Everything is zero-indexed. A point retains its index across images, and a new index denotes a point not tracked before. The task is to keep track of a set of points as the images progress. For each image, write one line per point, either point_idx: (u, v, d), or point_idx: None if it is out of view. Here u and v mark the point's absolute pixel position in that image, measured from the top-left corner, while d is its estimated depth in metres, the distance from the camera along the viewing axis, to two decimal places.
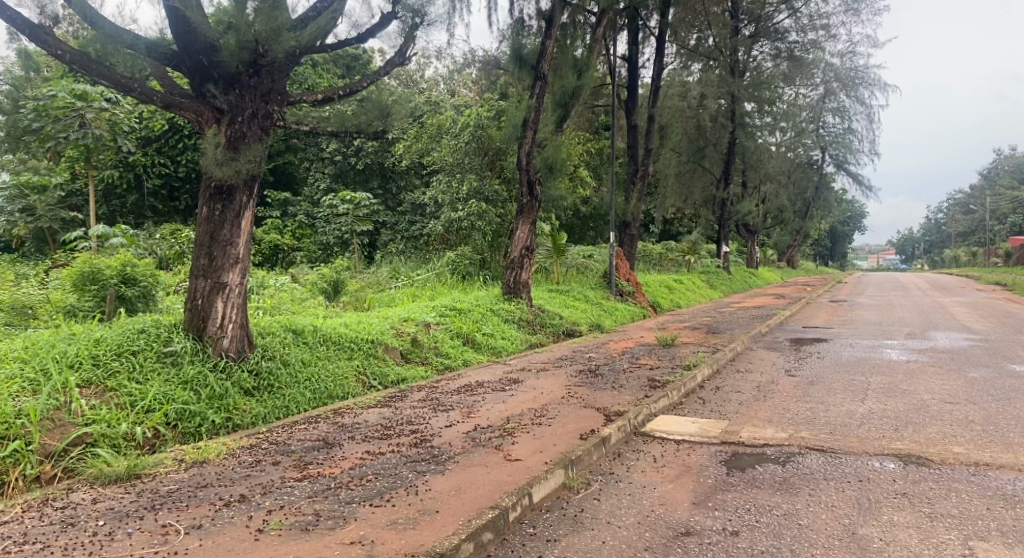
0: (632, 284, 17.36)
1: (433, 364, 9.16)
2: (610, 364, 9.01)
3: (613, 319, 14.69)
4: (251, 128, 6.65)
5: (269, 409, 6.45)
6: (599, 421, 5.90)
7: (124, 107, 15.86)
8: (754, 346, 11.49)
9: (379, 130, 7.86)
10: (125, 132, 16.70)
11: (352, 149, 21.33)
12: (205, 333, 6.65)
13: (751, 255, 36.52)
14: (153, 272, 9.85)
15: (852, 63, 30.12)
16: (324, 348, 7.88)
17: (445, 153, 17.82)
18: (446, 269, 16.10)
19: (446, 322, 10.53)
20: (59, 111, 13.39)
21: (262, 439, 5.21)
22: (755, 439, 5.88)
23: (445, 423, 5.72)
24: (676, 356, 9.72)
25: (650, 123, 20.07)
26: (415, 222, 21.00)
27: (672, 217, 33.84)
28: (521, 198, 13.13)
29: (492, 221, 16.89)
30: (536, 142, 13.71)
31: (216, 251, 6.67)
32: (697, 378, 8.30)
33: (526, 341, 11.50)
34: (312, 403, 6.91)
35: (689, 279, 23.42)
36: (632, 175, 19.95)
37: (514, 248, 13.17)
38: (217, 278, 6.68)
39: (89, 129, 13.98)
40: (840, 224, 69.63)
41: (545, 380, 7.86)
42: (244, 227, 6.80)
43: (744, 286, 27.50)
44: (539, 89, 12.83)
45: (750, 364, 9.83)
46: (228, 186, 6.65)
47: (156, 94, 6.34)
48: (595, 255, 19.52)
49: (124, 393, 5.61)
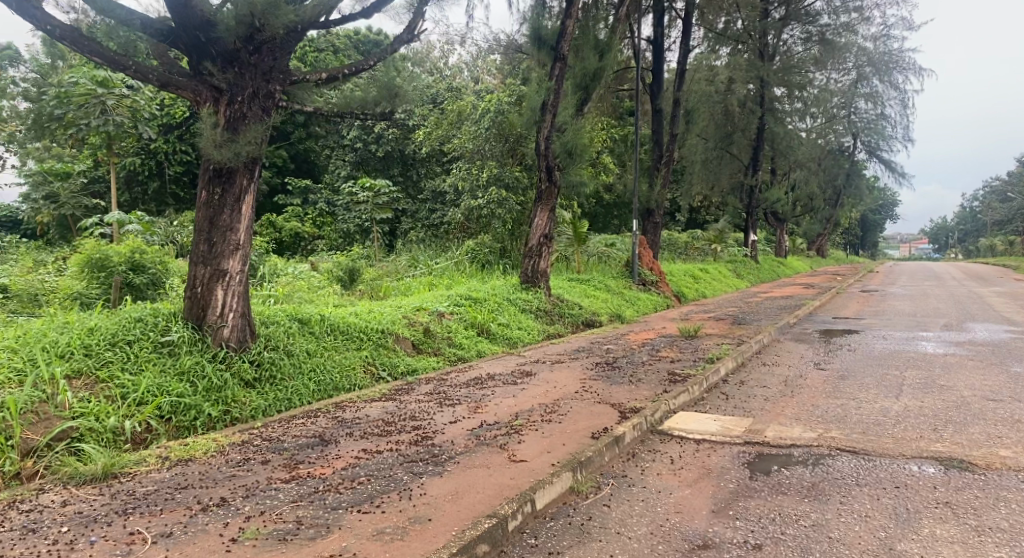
0: (655, 273, 16.91)
1: (446, 355, 8.87)
2: (628, 357, 8.65)
3: (635, 309, 14.29)
4: (252, 109, 6.37)
5: (270, 402, 6.21)
6: (614, 418, 5.56)
7: (144, 93, 15.77)
8: (781, 338, 11.03)
9: (387, 111, 7.60)
10: (145, 119, 16.60)
11: (372, 136, 21.09)
12: (204, 322, 6.39)
13: (780, 244, 35.73)
14: (163, 259, 9.66)
15: (887, 47, 29.16)
16: (332, 338, 7.63)
17: (465, 139, 17.49)
18: (465, 258, 15.82)
19: (461, 312, 10.24)
20: (80, 97, 13.31)
21: (256, 434, 4.95)
22: (782, 438, 5.48)
23: (449, 419, 5.41)
24: (699, 348, 9.31)
25: (676, 107, 19.52)
26: (436, 210, 20.71)
27: (698, 205, 33.18)
28: (539, 183, 12.75)
29: (512, 208, 16.53)
30: (555, 126, 13.31)
31: (216, 237, 6.41)
32: (720, 372, 7.90)
33: (543, 331, 11.17)
34: (316, 396, 6.64)
35: (715, 268, 22.87)
36: (657, 161, 19.44)
37: (533, 236, 12.82)
38: (217, 265, 6.42)
39: (109, 116, 13.87)
40: (872, 212, 68.11)
41: (560, 373, 7.53)
42: (245, 212, 6.52)
43: (772, 275, 26.85)
44: (559, 70, 12.40)
45: (777, 357, 9.40)
46: (228, 169, 6.38)
47: (152, 72, 6.08)
48: (617, 244, 19.08)
49: (116, 386, 5.38)
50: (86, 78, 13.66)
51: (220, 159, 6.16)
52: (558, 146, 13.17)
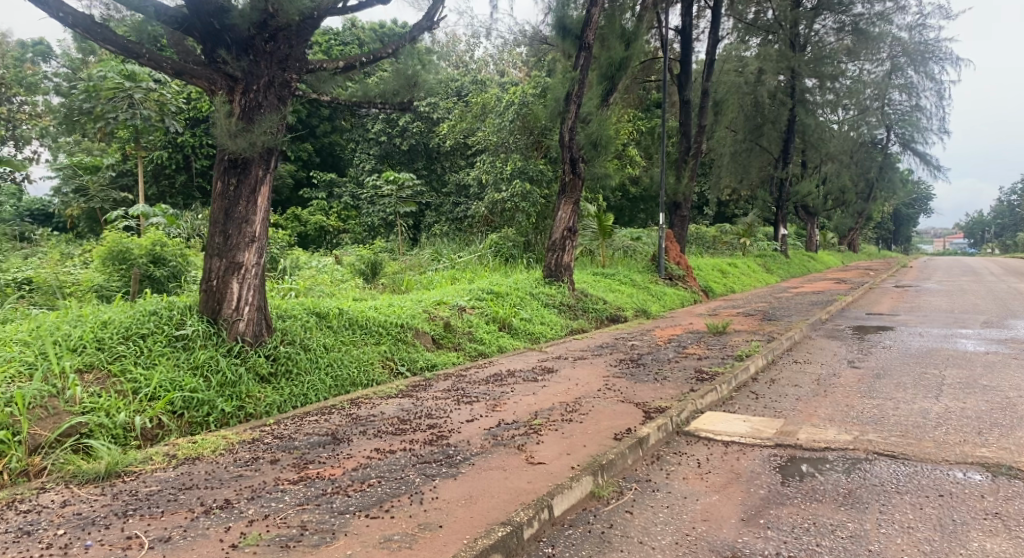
0: (683, 267, 16.58)
1: (466, 350, 8.70)
2: (654, 354, 8.39)
3: (662, 304, 14.00)
4: (267, 98, 6.24)
5: (286, 398, 6.09)
6: (638, 418, 5.33)
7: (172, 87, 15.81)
8: (812, 335, 10.68)
9: (405, 101, 7.38)
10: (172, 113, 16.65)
11: (397, 129, 20.99)
12: (220, 315, 6.28)
13: (810, 238, 35.04)
14: (184, 252, 9.61)
15: (922, 36, 28.34)
16: (350, 332, 7.50)
17: (489, 131, 17.30)
18: (489, 252, 15.68)
19: (482, 306, 10.07)
20: (108, 90, 13.35)
21: (268, 431, 4.81)
22: (815, 441, 5.21)
23: (466, 417, 5.24)
24: (728, 345, 9.02)
25: (704, 98, 19.11)
26: (459, 203, 20.56)
27: (726, 198, 32.64)
28: (563, 175, 12.52)
29: (537, 201, 16.30)
30: (580, 118, 13.04)
31: (231, 229, 6.28)
32: (749, 370, 7.61)
33: (567, 326, 10.96)
34: (333, 391, 6.51)
35: (744, 263, 22.43)
36: (684, 153, 19.06)
37: (556, 229, 12.60)
38: (232, 257, 6.30)
39: (138, 110, 13.91)
40: (905, 207, 66.63)
41: (582, 370, 7.32)
42: (261, 204, 6.39)
43: (803, 270, 26.30)
44: (584, 60, 12.14)
45: (808, 354, 9.07)
46: (243, 159, 6.25)
47: (166, 61, 5.95)
48: (643, 238, 18.77)
49: (128, 380, 5.28)
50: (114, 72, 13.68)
51: (234, 149, 6.04)
52: (583, 138, 12.92)
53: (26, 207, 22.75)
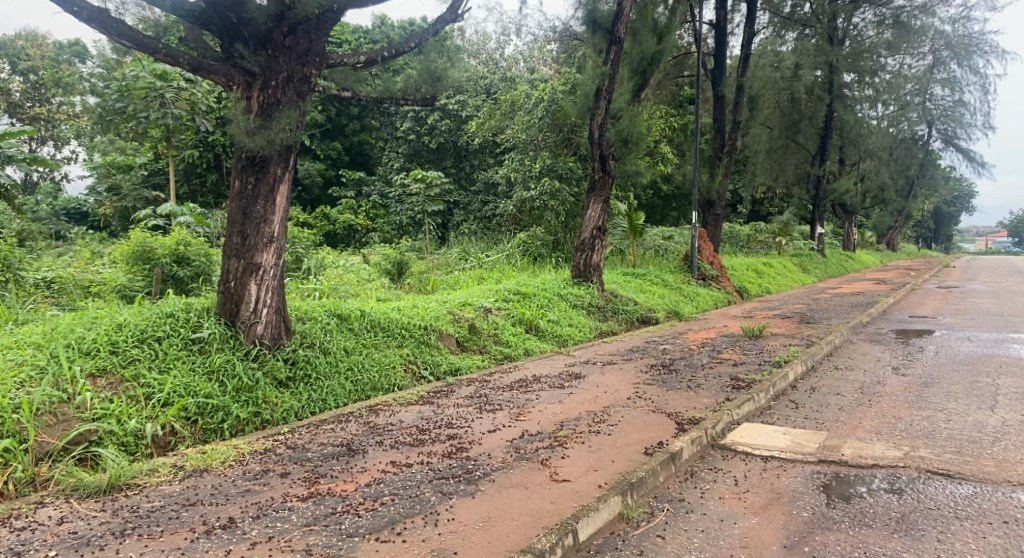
0: (716, 267, 16.14)
1: (492, 353, 8.46)
2: (686, 359, 8.05)
3: (694, 305, 13.61)
4: (286, 94, 6.06)
5: (304, 404, 5.89)
6: (670, 430, 5.03)
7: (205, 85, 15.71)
8: (853, 339, 10.22)
9: (428, 97, 7.17)
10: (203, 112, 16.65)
11: (425, 127, 20.81)
12: (237, 318, 6.11)
13: (848, 237, 34.16)
14: (208, 251, 9.51)
15: (966, 29, 27.34)
16: (371, 335, 7.30)
17: (518, 129, 17.03)
18: (517, 251, 15.51)
19: (508, 307, 9.82)
20: (140, 90, 13.36)
21: (281, 441, 4.61)
22: (862, 457, 4.85)
23: (488, 428, 4.98)
24: (764, 350, 8.63)
25: (739, 94, 18.60)
26: (488, 202, 20.34)
27: (761, 196, 31.95)
28: (592, 173, 12.19)
29: (566, 199, 15.98)
30: (610, 114, 12.70)
31: (249, 229, 6.11)
32: (788, 378, 7.23)
33: (596, 328, 10.66)
34: (353, 397, 6.31)
35: (780, 263, 21.86)
36: (718, 150, 18.57)
37: (585, 228, 12.28)
38: (250, 258, 6.12)
39: (169, 109, 13.89)
40: (946, 204, 64.80)
41: (611, 376, 7.02)
42: (279, 203, 6.21)
43: (841, 270, 25.58)
44: (615, 54, 11.80)
45: (850, 360, 8.64)
46: (261, 157, 6.07)
47: (183, 56, 5.79)
48: (675, 237, 18.35)
49: (141, 385, 5.12)
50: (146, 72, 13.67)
51: (252, 147, 5.88)
52: (612, 134, 12.59)
53: (62, 205, 23.09)
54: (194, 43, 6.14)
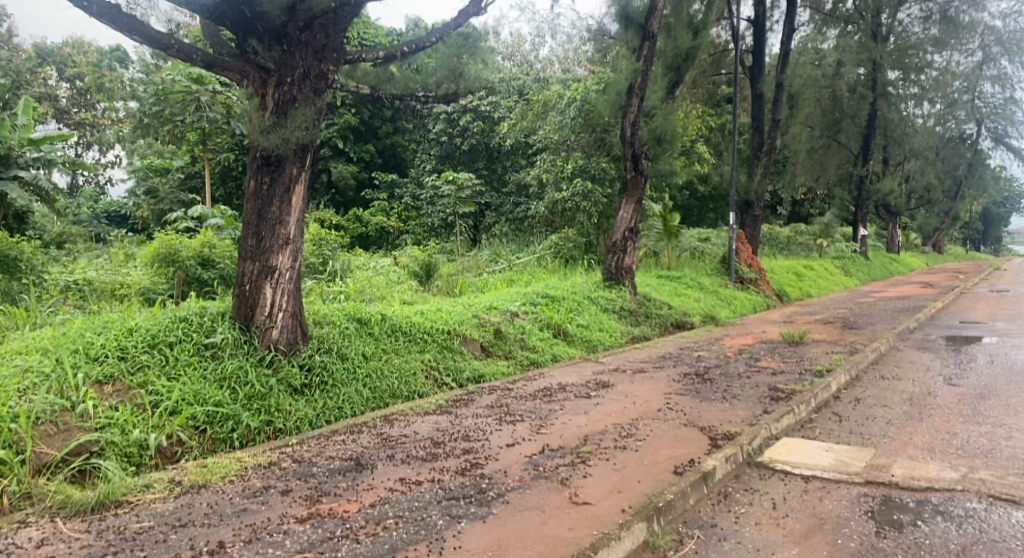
0: (755, 270, 15.61)
1: (518, 359, 8.17)
2: (722, 367, 7.64)
3: (732, 310, 13.13)
4: (302, 91, 5.86)
5: (319, 412, 5.67)
6: (702, 447, 4.68)
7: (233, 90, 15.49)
8: (900, 346, 9.68)
9: (449, 94, 6.86)
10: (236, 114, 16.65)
11: (457, 128, 20.61)
12: (252, 322, 5.91)
13: (892, 239, 33.09)
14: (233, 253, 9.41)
15: (1019, 23, 26.23)
16: (392, 340, 7.07)
17: (550, 129, 16.72)
18: (548, 253, 15.30)
19: (536, 312, 9.52)
20: (176, 93, 13.40)
21: (288, 453, 4.37)
22: (916, 478, 4.42)
23: (506, 442, 4.70)
24: (805, 357, 8.18)
25: (779, 91, 18.01)
26: (520, 203, 20.06)
27: (801, 197, 31.10)
28: (624, 173, 11.82)
29: (599, 200, 15.62)
30: (643, 112, 12.34)
31: (264, 230, 5.90)
32: (831, 388, 6.78)
33: (628, 333, 10.30)
34: (371, 405, 6.08)
35: (820, 265, 21.17)
36: (757, 149, 18.01)
37: (617, 230, 11.92)
38: (265, 261, 5.91)
39: (204, 113, 13.89)
40: (996, 205, 62.48)
41: (640, 385, 6.69)
42: (295, 204, 6.00)
43: (885, 273, 24.70)
44: (647, 50, 11.47)
45: (898, 369, 8.13)
46: (276, 156, 5.87)
47: (196, 52, 5.60)
48: (712, 239, 17.84)
49: (149, 393, 4.95)
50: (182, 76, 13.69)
51: (266, 145, 5.68)
52: (646, 132, 12.21)
53: (103, 208, 23.41)
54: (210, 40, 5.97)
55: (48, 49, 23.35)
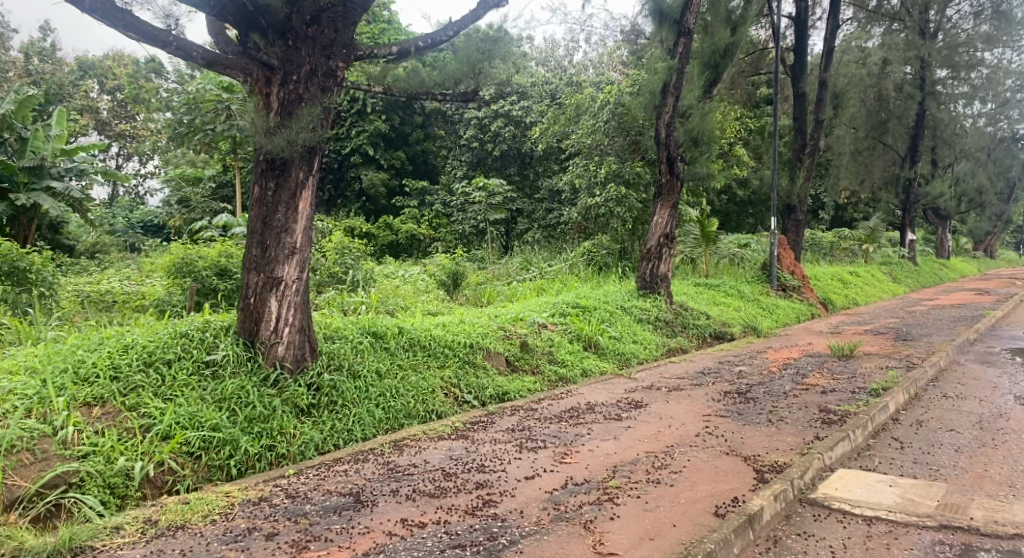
0: (798, 277, 14.90)
1: (545, 375, 7.66)
2: (766, 385, 7.01)
3: (773, 319, 12.44)
4: (309, 89, 5.48)
5: (326, 435, 5.27)
6: (747, 482, 4.14)
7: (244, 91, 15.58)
8: (961, 360, 8.90)
9: (470, 91, 6.28)
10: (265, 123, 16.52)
11: (488, 134, 20.22)
12: (258, 338, 5.55)
13: (942, 243, 31.69)
14: None
15: None
16: (410, 355, 6.66)
17: (583, 134, 16.22)
18: (581, 261, 14.82)
19: (565, 323, 9.03)
20: (207, 102, 13.33)
21: (281, 487, 3.95)
22: (1000, 522, 3.81)
23: (524, 475, 4.23)
24: (857, 374, 7.50)
25: (823, 90, 17.22)
26: (553, 210, 19.53)
27: (845, 201, 29.98)
28: (659, 176, 11.26)
29: (634, 206, 15.03)
30: (678, 112, 11.80)
31: (270, 239, 5.53)
32: (889, 410, 6.13)
33: (663, 345, 9.73)
34: (383, 426, 5.66)
35: (867, 271, 20.25)
36: (799, 151, 17.25)
37: (651, 236, 11.36)
38: (270, 272, 5.55)
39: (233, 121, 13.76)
40: None
41: (676, 406, 6.14)
42: (302, 210, 5.61)
43: (936, 280, 23.58)
44: (683, 46, 10.92)
45: (960, 386, 7.39)
46: (281, 160, 5.49)
47: (196, 49, 5.25)
48: (753, 244, 17.10)
49: (140, 416, 4.59)
50: (213, 85, 13.65)
51: (269, 147, 5.32)
52: (681, 134, 11.65)
53: (138, 217, 23.25)
54: (214, 37, 5.65)
55: (90, 62, 23.60)
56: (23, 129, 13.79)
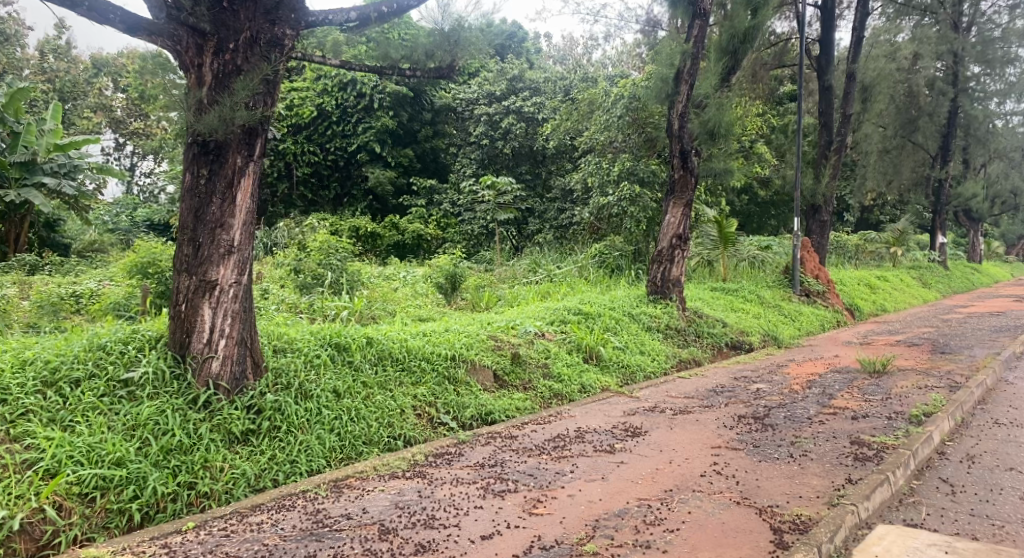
0: (822, 281, 13.88)
1: (537, 392, 6.78)
2: (787, 408, 6.07)
3: (796, 327, 11.46)
4: (249, 59, 4.69)
5: (261, 469, 4.47)
6: (761, 548, 3.28)
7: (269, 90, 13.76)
8: (1009, 378, 7.88)
9: (444, 66, 5.35)
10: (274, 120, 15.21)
11: (498, 131, 19.37)
12: (188, 351, 4.77)
13: (973, 247, 30.30)
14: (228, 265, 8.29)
15: None
16: (378, 370, 5.84)
17: (596, 130, 15.32)
18: (591, 263, 14.00)
19: (565, 332, 8.14)
20: None
21: (167, 551, 3.25)
22: None
23: (479, 534, 3.41)
24: (893, 396, 6.54)
25: (851, 82, 16.17)
26: (565, 210, 18.44)
27: (870, 203, 28.75)
28: (672, 171, 10.35)
29: (648, 205, 14.10)
30: (692, 102, 10.87)
31: (203, 236, 4.74)
32: (934, 442, 5.17)
33: (673, 356, 8.82)
34: (334, 456, 4.84)
35: (896, 276, 19.15)
36: (824, 147, 16.22)
37: (663, 236, 10.44)
38: (202, 274, 4.75)
39: None
40: None
41: (681, 435, 5.25)
42: (241, 203, 4.81)
43: (969, 285, 22.36)
44: (698, 29, 10.03)
45: (1013, 411, 6.40)
46: (216, 142, 4.68)
47: (112, 11, 4.42)
48: (774, 246, 16.11)
49: (25, 450, 3.83)
50: None
51: (199, 128, 4.54)
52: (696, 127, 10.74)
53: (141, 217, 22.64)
54: None
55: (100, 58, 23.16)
56: (14, 122, 12.80)
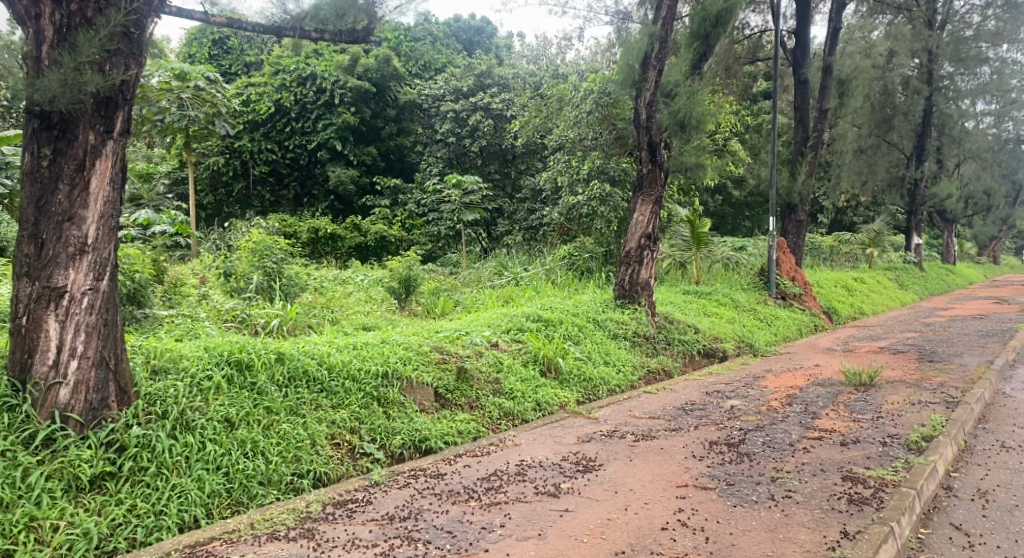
0: (799, 284, 13.18)
1: (485, 411, 5.85)
2: (766, 432, 5.25)
3: (773, 333, 10.70)
4: (101, 12, 3.77)
5: (108, 528, 3.53)
6: None
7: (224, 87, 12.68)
8: (1006, 390, 7.15)
9: (360, 29, 4.59)
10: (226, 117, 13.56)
11: (465, 128, 18.41)
12: (29, 376, 3.84)
13: (948, 249, 29.96)
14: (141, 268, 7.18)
15: None
16: (289, 391, 4.88)
17: (564, 127, 14.44)
18: (559, 265, 13.11)
19: (521, 343, 7.22)
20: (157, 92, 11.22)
21: None
22: None
23: None
24: (886, 415, 5.75)
25: (827, 78, 15.52)
26: (535, 210, 17.59)
27: (845, 204, 28.31)
28: (639, 166, 9.53)
29: (619, 204, 13.32)
30: (661, 92, 10.01)
31: (45, 231, 3.80)
32: (939, 475, 4.36)
33: (643, 367, 7.98)
34: (216, 503, 3.90)
35: (874, 278, 18.59)
36: (800, 144, 15.54)
37: (631, 236, 9.59)
38: (46, 280, 3.81)
39: (186, 112, 11.84)
40: None
41: (643, 469, 4.38)
42: (98, 190, 3.87)
43: (945, 287, 21.92)
44: (666, 10, 9.19)
45: (1018, 431, 5.64)
46: (59, 115, 3.75)
47: None
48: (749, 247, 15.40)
49: None
50: (166, 72, 11.29)
51: (35, 96, 3.61)
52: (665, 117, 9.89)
53: None
54: None
55: None
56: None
